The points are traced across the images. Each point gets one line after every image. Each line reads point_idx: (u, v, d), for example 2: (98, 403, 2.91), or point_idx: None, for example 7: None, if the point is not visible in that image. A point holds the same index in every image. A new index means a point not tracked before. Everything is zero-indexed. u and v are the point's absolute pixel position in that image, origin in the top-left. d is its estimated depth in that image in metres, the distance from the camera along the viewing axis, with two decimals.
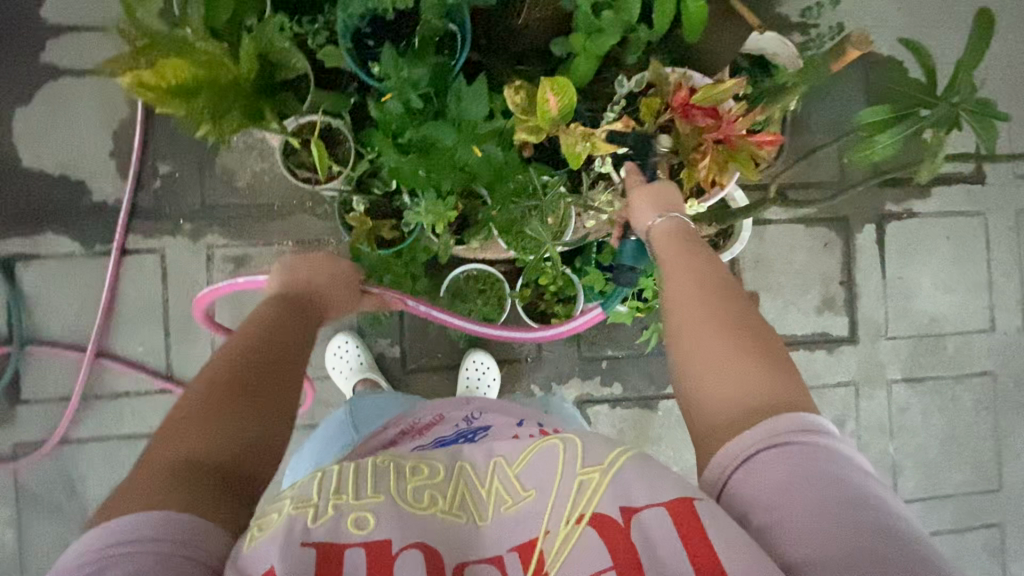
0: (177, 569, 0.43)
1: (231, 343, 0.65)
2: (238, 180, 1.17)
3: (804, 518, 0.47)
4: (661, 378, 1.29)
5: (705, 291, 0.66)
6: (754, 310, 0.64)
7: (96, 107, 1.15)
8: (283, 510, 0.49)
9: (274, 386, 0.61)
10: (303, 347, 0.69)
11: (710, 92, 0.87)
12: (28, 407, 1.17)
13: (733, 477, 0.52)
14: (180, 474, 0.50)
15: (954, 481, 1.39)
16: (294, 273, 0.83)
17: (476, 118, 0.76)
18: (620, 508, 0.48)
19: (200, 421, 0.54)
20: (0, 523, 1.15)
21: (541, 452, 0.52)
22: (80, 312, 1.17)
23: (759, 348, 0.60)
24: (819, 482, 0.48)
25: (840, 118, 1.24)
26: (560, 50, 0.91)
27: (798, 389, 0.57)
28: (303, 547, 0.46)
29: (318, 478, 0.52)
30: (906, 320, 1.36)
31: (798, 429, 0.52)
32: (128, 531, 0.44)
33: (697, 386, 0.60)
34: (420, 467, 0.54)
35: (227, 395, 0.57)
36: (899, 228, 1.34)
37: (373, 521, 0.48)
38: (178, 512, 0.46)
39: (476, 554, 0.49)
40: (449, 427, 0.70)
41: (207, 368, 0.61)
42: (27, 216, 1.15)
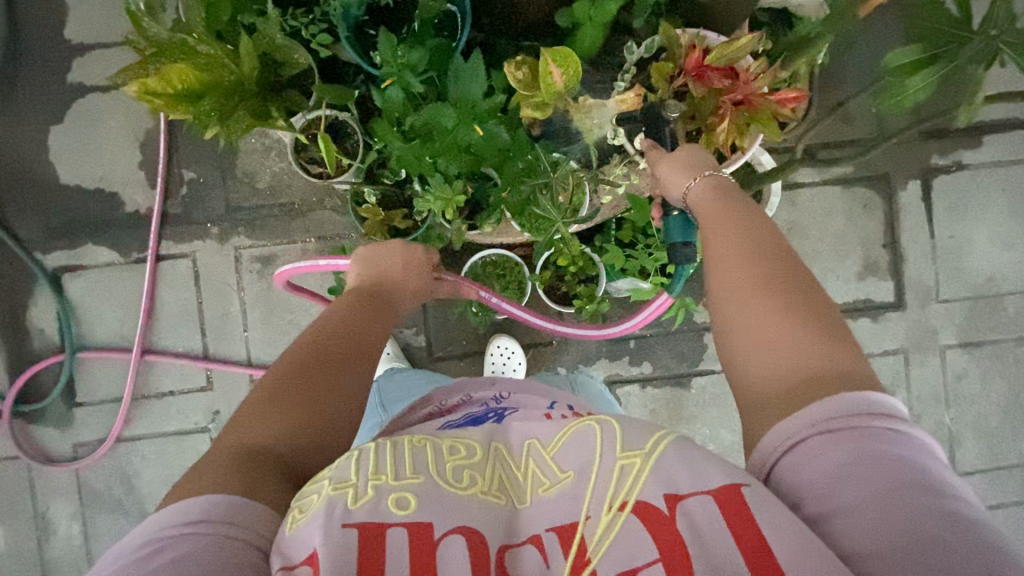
0: (235, 552, 0.43)
1: (311, 331, 0.68)
2: (259, 181, 1.19)
3: (865, 506, 0.43)
4: (693, 355, 1.25)
5: (752, 258, 0.62)
6: (807, 277, 0.60)
7: (123, 120, 1.20)
8: (322, 491, 0.46)
9: (336, 386, 0.61)
10: (370, 342, 0.69)
11: (724, 50, 0.83)
12: (84, 409, 1.24)
13: (785, 458, 0.48)
14: (241, 463, 0.51)
15: (1019, 450, 1.29)
16: (365, 258, 0.84)
17: (475, 96, 0.74)
18: (665, 496, 0.45)
19: (270, 410, 0.57)
20: (68, 517, 1.24)
21: (578, 434, 0.50)
22: (124, 317, 1.23)
23: (816, 319, 0.56)
24: (884, 467, 0.44)
25: (873, 68, 1.15)
26: (565, 20, 0.86)
27: (853, 361, 0.53)
28: (344, 528, 0.43)
29: (356, 456, 0.49)
30: (960, 281, 1.26)
31: (861, 411, 0.48)
32: (193, 514, 0.45)
33: (740, 359, 0.57)
34: (457, 447, 0.51)
35: (299, 387, 0.60)
36: (947, 182, 1.24)
37: (415, 503, 0.46)
38: (236, 498, 0.47)
39: (516, 536, 0.46)
40: (477, 405, 0.68)
41: (287, 355, 0.64)
42: (68, 229, 1.22)
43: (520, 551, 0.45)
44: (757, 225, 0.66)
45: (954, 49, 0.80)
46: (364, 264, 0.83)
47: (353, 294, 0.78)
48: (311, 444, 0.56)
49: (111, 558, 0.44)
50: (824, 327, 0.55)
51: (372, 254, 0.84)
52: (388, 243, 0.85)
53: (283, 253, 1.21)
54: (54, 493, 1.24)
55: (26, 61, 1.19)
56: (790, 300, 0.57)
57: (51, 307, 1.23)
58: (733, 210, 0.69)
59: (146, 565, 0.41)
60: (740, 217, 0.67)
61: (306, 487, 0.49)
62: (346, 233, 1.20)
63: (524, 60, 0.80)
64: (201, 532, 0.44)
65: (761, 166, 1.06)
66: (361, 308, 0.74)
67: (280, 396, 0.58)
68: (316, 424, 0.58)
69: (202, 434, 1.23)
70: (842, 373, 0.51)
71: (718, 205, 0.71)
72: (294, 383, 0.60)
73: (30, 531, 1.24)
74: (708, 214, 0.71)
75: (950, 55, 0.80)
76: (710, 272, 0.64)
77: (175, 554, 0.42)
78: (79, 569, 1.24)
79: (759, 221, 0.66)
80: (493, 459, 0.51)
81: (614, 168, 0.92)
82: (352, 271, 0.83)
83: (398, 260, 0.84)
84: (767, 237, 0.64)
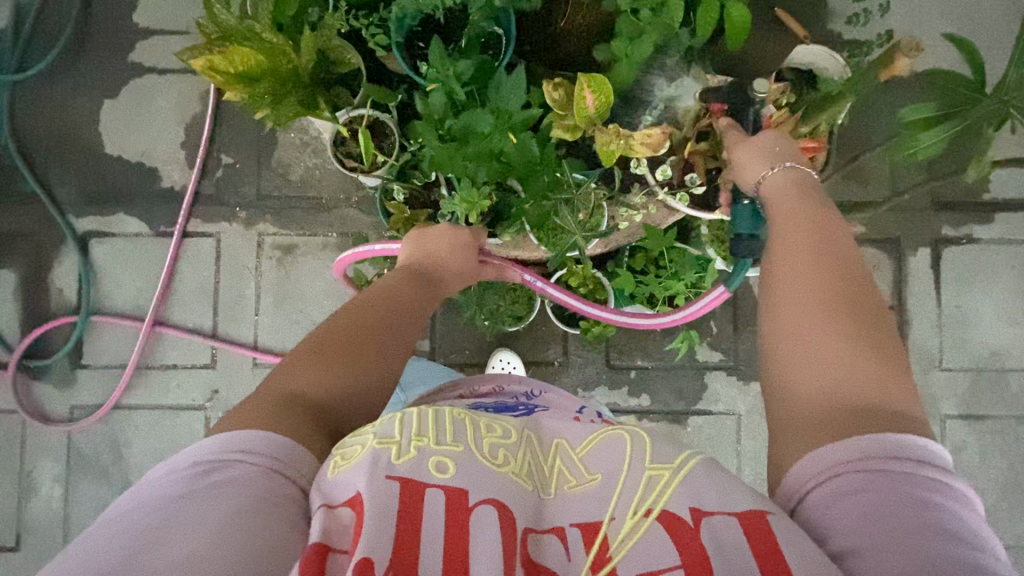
0: (275, 482, 0.47)
1: (359, 299, 0.72)
2: (292, 173, 1.25)
3: (891, 545, 0.43)
4: (693, 394, 1.26)
5: (823, 270, 0.63)
6: (873, 300, 0.61)
7: (173, 102, 1.27)
8: (367, 443, 0.48)
9: (386, 350, 0.66)
10: (412, 317, 0.73)
11: (751, 95, 0.93)
12: (87, 371, 1.26)
13: (813, 492, 0.49)
14: (289, 406, 0.55)
15: (1017, 531, 1.26)
16: (421, 248, 0.86)
17: (512, 109, 0.80)
18: (688, 507, 0.46)
19: (317, 365, 0.61)
20: (51, 478, 1.23)
21: (608, 440, 0.52)
22: (142, 287, 1.26)
23: (879, 347, 0.58)
24: (914, 514, 0.45)
25: (891, 135, 1.20)
26: (602, 56, 0.93)
27: (902, 391, 0.55)
28: (388, 479, 0.44)
29: (399, 417, 0.50)
30: (964, 351, 1.27)
31: (890, 453, 0.49)
32: (244, 442, 0.49)
33: (788, 368, 0.59)
34: (494, 427, 0.53)
35: (342, 349, 0.63)
36: (956, 254, 1.27)
37: (453, 468, 0.47)
38: (271, 433, 0.50)
39: (543, 522, 0.47)
40: (508, 396, 0.70)
41: (336, 317, 0.68)
42: (103, 196, 1.26)
43: (545, 538, 0.46)
44: (818, 234, 0.67)
45: (964, 109, 0.86)
46: (417, 246, 0.87)
47: (404, 270, 0.81)
48: (353, 395, 0.60)
49: (166, 467, 0.47)
50: (881, 356, 0.57)
51: (423, 237, 0.87)
52: (442, 225, 0.89)
53: (305, 244, 1.25)
54: (43, 452, 1.24)
55: (92, 38, 1.27)
56: (844, 317, 0.59)
57: (75, 268, 1.26)
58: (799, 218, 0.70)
59: (205, 480, 0.45)
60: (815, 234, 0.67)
61: (349, 436, 0.51)
62: (368, 232, 1.24)
63: (562, 83, 0.86)
64: (253, 462, 0.47)
65: None
66: (413, 284, 0.78)
67: (332, 351, 0.63)
68: (355, 385, 0.61)
69: (198, 412, 1.24)
70: (882, 401, 0.54)
71: (792, 210, 0.72)
72: (348, 334, 0.65)
73: (12, 488, 1.24)
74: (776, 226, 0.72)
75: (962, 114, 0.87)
76: (773, 273, 0.66)
77: (229, 477, 0.46)
78: (53, 533, 1.23)
79: (828, 230, 0.68)
80: (525, 444, 0.52)
81: (635, 195, 0.97)
82: (405, 250, 0.87)
83: (448, 245, 0.87)
84: (836, 245, 0.66)
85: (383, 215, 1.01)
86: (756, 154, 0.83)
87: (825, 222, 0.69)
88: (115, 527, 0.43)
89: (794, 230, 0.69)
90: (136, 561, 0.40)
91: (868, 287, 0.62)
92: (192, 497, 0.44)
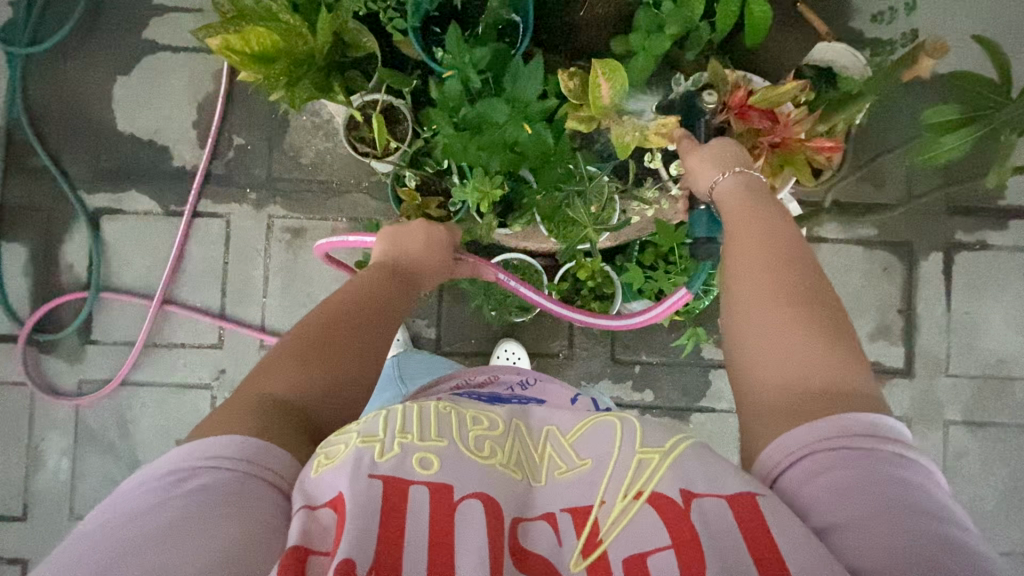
0: (252, 488, 0.46)
1: (334, 297, 0.70)
2: (303, 157, 1.24)
3: (871, 520, 0.43)
4: (696, 390, 1.26)
5: (773, 266, 0.63)
6: (826, 291, 0.62)
7: (186, 81, 1.26)
8: (350, 442, 0.47)
9: (362, 350, 0.64)
10: (389, 314, 0.71)
11: (769, 94, 0.86)
12: (96, 347, 1.27)
13: (788, 471, 0.49)
14: (265, 410, 0.53)
15: (1014, 538, 1.27)
16: (393, 241, 0.86)
17: (528, 96, 0.80)
18: (680, 490, 0.45)
19: (289, 367, 0.59)
20: (59, 451, 1.25)
21: (598, 427, 0.51)
22: (151, 265, 1.27)
23: (834, 337, 0.57)
24: (888, 490, 0.44)
25: (908, 138, 1.18)
26: (620, 47, 0.92)
27: (860, 377, 0.54)
28: (370, 478, 0.44)
29: (384, 414, 0.50)
30: (971, 358, 1.26)
31: (868, 432, 0.48)
32: (217, 449, 0.47)
33: (750, 368, 0.59)
34: (480, 419, 0.52)
35: (316, 350, 0.62)
36: (968, 259, 1.26)
37: (438, 463, 0.46)
38: (250, 437, 0.49)
39: (531, 510, 0.46)
40: (503, 387, 0.70)
41: (309, 318, 0.66)
42: (115, 174, 1.27)
43: (535, 526, 0.45)
44: (772, 232, 0.68)
45: (990, 113, 0.86)
46: (389, 240, 0.86)
47: (374, 266, 0.80)
48: (325, 396, 0.59)
49: (140, 478, 0.46)
50: (836, 345, 0.56)
51: (397, 232, 0.86)
52: (416, 221, 0.88)
53: (314, 228, 1.25)
54: (51, 425, 1.26)
55: (107, 15, 1.27)
56: (796, 310, 0.59)
57: (85, 244, 1.27)
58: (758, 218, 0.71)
59: (175, 490, 0.44)
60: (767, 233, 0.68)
61: (333, 436, 0.50)
62: (377, 218, 1.24)
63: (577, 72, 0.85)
64: (227, 467, 0.46)
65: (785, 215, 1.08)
66: (388, 278, 0.77)
67: (305, 352, 0.61)
68: (329, 386, 0.59)
69: (204, 391, 1.25)
70: (839, 388, 0.53)
71: (750, 207, 0.73)
72: (322, 334, 0.63)
73: (21, 459, 1.25)
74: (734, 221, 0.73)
75: (985, 118, 0.87)
76: (730, 274, 0.66)
77: (204, 483, 0.45)
78: (61, 505, 1.25)
79: (784, 229, 0.69)
80: (513, 435, 0.52)
81: (648, 189, 0.97)
82: (377, 247, 0.86)
83: (423, 238, 0.86)
84: (790, 243, 0.67)
85: (394, 201, 1.01)
86: (711, 156, 0.82)
87: (783, 222, 0.70)
88: (83, 541, 0.42)
89: (753, 228, 0.69)
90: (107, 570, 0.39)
91: (824, 282, 0.63)
92: (164, 506, 0.43)
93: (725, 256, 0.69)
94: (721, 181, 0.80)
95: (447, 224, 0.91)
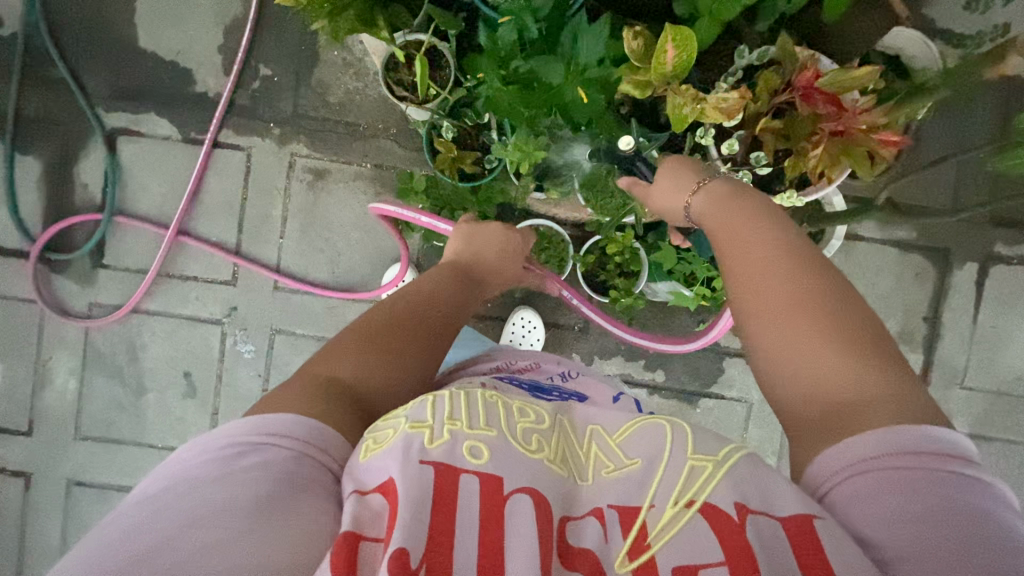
0: (307, 467, 0.46)
1: (399, 293, 0.73)
2: (331, 95, 1.19)
3: (936, 553, 0.42)
4: (708, 376, 1.25)
5: (777, 271, 0.61)
6: (840, 288, 0.59)
7: (214, 1, 1.19)
8: (399, 427, 0.48)
9: (424, 346, 0.66)
10: (450, 315, 0.73)
11: (839, 77, 0.80)
12: (108, 271, 1.24)
13: (839, 489, 0.48)
14: (322, 389, 0.54)
15: None
16: (468, 240, 0.88)
17: (587, 59, 0.76)
18: (735, 504, 0.45)
19: (355, 352, 0.61)
20: (67, 371, 1.25)
21: (643, 428, 0.51)
22: (168, 194, 1.23)
23: (855, 340, 0.55)
24: (949, 515, 0.43)
25: (966, 140, 1.13)
26: (684, 10, 0.85)
27: (887, 381, 0.53)
28: (421, 464, 0.44)
29: (431, 400, 0.50)
30: (989, 372, 1.25)
31: (922, 449, 0.47)
32: (278, 427, 0.48)
33: (775, 382, 0.58)
34: (526, 411, 0.52)
35: (381, 338, 0.63)
36: (1004, 273, 1.22)
37: (488, 453, 0.46)
38: (306, 418, 0.50)
39: (578, 508, 0.46)
40: (544, 376, 0.72)
41: (376, 308, 0.69)
42: (134, 93, 1.21)
43: (583, 523, 0.45)
44: (755, 243, 0.65)
45: None
46: (465, 241, 0.88)
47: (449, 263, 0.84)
48: (386, 384, 0.60)
49: (199, 447, 0.46)
50: (858, 349, 0.55)
51: (475, 230, 0.90)
52: (493, 223, 0.91)
53: (337, 171, 1.20)
54: (60, 344, 1.25)
55: None
56: (809, 318, 0.57)
57: (100, 165, 1.23)
58: (749, 219, 0.68)
59: (235, 464, 0.45)
60: (762, 232, 0.65)
61: (380, 421, 0.51)
62: (403, 167, 1.19)
63: (643, 32, 0.78)
64: (283, 446, 0.47)
65: (829, 206, 1.03)
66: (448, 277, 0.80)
67: (372, 340, 0.63)
68: (392, 377, 0.60)
69: (215, 326, 1.23)
70: (860, 399, 0.52)
71: (740, 206, 0.70)
72: (387, 325, 0.65)
73: (28, 374, 1.25)
74: (722, 225, 0.70)
75: None
76: (736, 289, 0.64)
77: (263, 460, 0.45)
78: (67, 423, 1.26)
79: (768, 233, 0.65)
80: (559, 430, 0.51)
81: None
82: (451, 245, 0.89)
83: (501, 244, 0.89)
84: (773, 247, 0.64)
85: (429, 152, 0.97)
86: (676, 176, 0.80)
87: (766, 224, 0.66)
88: (144, 506, 0.43)
89: (743, 245, 0.66)
90: (170, 543, 0.39)
91: (815, 281, 0.60)
92: (225, 481, 0.43)
93: (726, 262, 0.67)
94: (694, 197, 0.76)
95: (524, 233, 0.94)
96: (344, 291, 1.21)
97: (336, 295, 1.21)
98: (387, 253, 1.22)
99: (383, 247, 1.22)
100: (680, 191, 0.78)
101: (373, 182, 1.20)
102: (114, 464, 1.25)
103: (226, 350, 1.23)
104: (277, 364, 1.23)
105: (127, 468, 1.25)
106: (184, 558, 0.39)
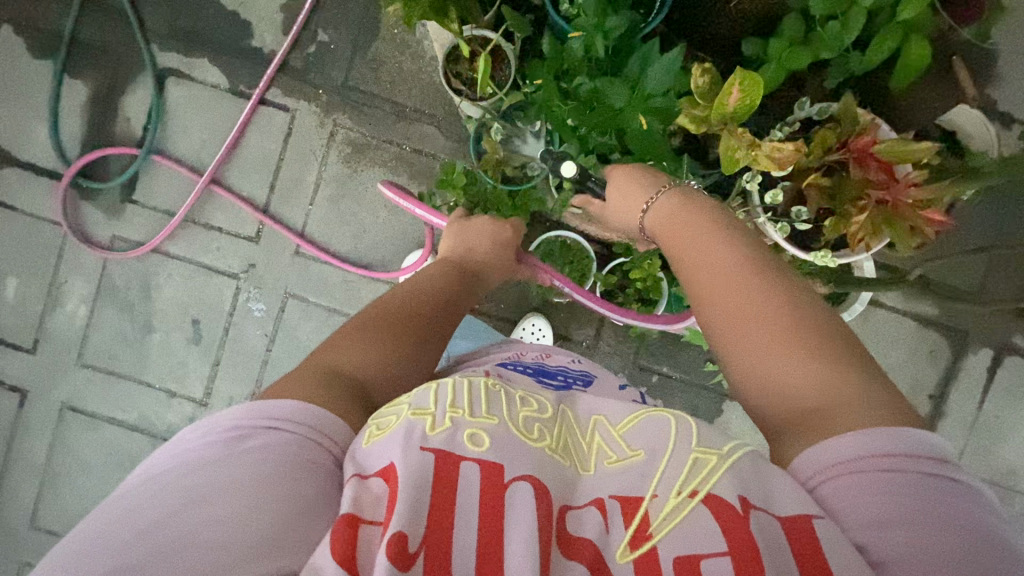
0: (312, 452, 0.47)
1: (402, 286, 0.74)
2: (383, 72, 1.19)
3: (928, 554, 0.42)
4: (705, 414, 1.24)
5: (723, 281, 0.61)
6: (784, 283, 0.59)
7: None
8: (402, 414, 0.48)
9: (424, 337, 0.66)
10: (453, 313, 0.74)
11: (897, 147, 0.80)
12: (136, 207, 1.25)
13: (829, 486, 0.47)
14: (337, 380, 0.55)
15: None
16: (456, 236, 0.89)
17: (650, 88, 0.73)
18: (739, 496, 0.45)
19: (358, 340, 0.62)
20: (80, 297, 1.26)
21: (649, 421, 0.51)
22: (208, 141, 1.23)
23: (809, 332, 0.55)
24: (943, 518, 0.43)
25: (1002, 228, 1.13)
26: (752, 50, 0.84)
27: (844, 370, 0.52)
28: (422, 450, 0.45)
29: (434, 388, 0.51)
30: (985, 462, 1.23)
31: (909, 452, 0.46)
32: (284, 412, 0.48)
33: (745, 393, 0.57)
34: (529, 401, 0.53)
35: (383, 326, 0.64)
36: (1017, 365, 1.21)
37: (489, 441, 0.47)
38: (315, 404, 0.50)
39: (579, 498, 0.46)
40: (553, 363, 0.73)
41: (380, 300, 0.70)
42: (192, 36, 1.21)
43: (584, 512, 0.45)
44: (704, 254, 0.64)
45: None
46: (456, 236, 0.89)
47: (443, 260, 0.84)
48: (387, 369, 0.60)
49: (203, 428, 0.47)
50: (812, 344, 0.54)
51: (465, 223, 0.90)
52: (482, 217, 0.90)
53: (376, 148, 1.20)
54: (76, 270, 1.26)
55: None
56: (761, 323, 0.56)
57: (146, 100, 1.23)
58: (693, 231, 0.67)
59: (240, 446, 0.45)
60: (702, 243, 0.65)
61: (384, 408, 0.52)
62: (441, 156, 1.19)
63: (709, 69, 0.77)
64: (288, 430, 0.47)
65: (859, 270, 1.02)
66: (443, 271, 0.80)
67: (375, 328, 0.64)
68: (391, 364, 0.61)
69: (231, 280, 1.24)
70: (825, 399, 0.51)
71: (678, 223, 0.70)
72: (388, 315, 0.66)
73: (41, 294, 1.27)
74: (675, 242, 0.69)
75: None
76: (695, 307, 0.63)
77: (264, 443, 0.46)
78: (71, 347, 1.27)
79: (711, 241, 0.65)
80: (561, 420, 0.52)
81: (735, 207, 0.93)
82: (444, 242, 0.90)
83: (490, 238, 0.89)
84: (720, 257, 0.63)
85: (474, 150, 0.99)
86: (633, 184, 0.77)
87: (716, 234, 0.65)
88: (151, 484, 0.44)
89: (690, 262, 0.65)
90: (173, 517, 0.41)
91: (774, 280, 0.59)
92: (228, 462, 0.44)
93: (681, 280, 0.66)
94: (648, 209, 0.74)
95: (513, 221, 0.93)
96: (362, 268, 1.21)
97: (354, 270, 1.21)
98: (410, 237, 1.22)
99: (408, 231, 1.22)
100: (632, 207, 0.77)
101: (409, 165, 1.20)
102: (110, 396, 1.27)
103: (237, 305, 1.24)
104: (285, 327, 1.24)
105: (121, 401, 1.26)
106: (191, 531, 0.40)
